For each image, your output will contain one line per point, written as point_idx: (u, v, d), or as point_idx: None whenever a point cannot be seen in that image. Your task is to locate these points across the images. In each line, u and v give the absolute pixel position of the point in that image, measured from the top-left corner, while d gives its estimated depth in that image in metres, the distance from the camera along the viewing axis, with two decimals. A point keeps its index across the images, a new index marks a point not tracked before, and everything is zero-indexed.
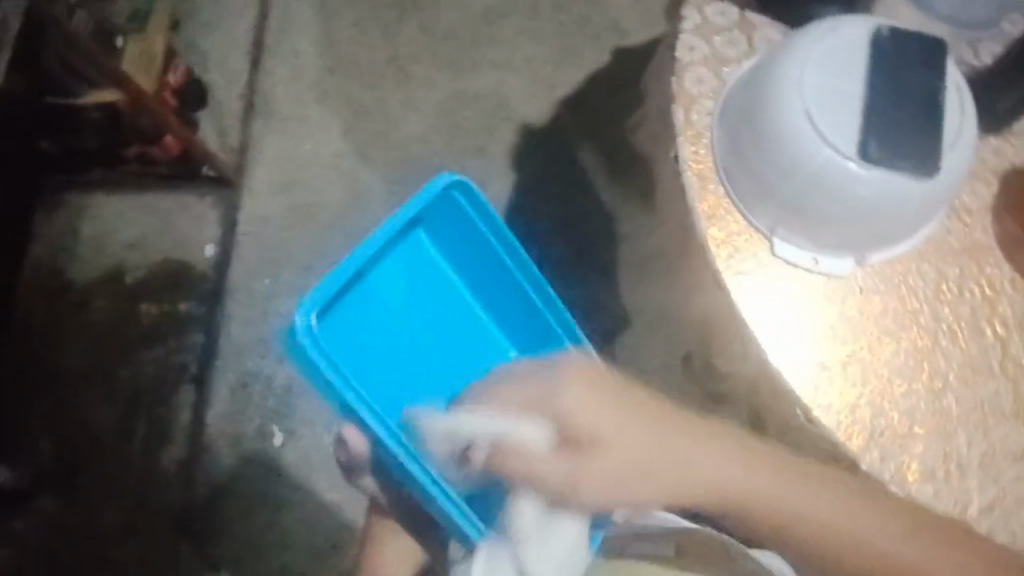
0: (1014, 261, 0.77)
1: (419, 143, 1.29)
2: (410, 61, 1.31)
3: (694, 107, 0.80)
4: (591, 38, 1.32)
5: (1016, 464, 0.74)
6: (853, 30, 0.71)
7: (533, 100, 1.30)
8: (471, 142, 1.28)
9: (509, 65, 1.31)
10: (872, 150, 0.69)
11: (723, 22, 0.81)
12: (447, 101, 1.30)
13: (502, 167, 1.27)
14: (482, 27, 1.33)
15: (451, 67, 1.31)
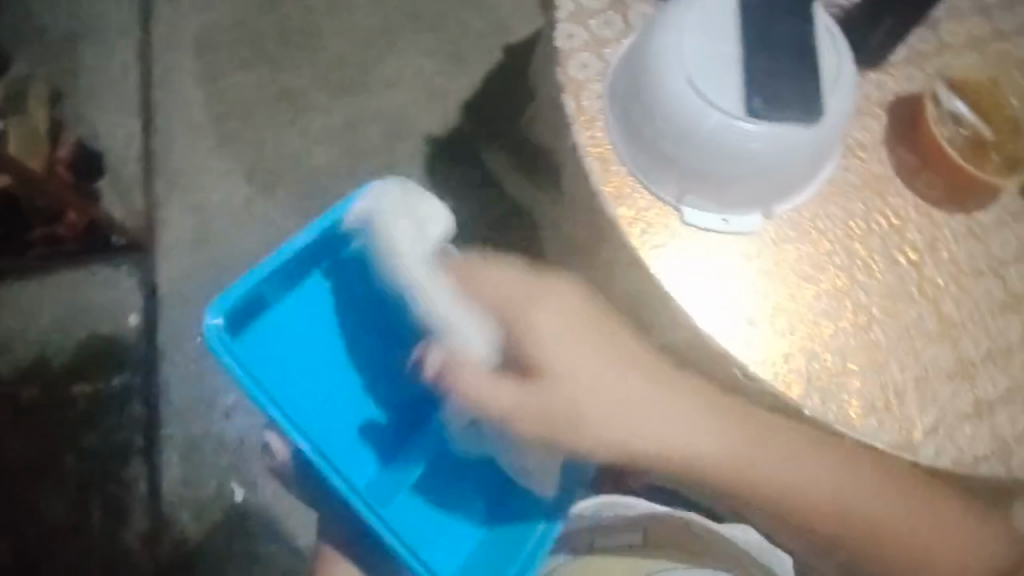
0: (914, 187, 0.79)
1: (328, 173, 1.28)
2: (304, 92, 1.30)
3: (583, 92, 0.80)
4: (480, 39, 1.33)
5: (950, 382, 0.76)
6: None
7: (433, 111, 1.30)
8: (380, 164, 1.28)
9: (403, 80, 1.31)
10: (759, 106, 0.70)
11: (597, 5, 0.81)
12: (348, 127, 1.29)
13: (414, 182, 1.27)
14: (370, 46, 1.32)
15: (346, 91, 1.31)
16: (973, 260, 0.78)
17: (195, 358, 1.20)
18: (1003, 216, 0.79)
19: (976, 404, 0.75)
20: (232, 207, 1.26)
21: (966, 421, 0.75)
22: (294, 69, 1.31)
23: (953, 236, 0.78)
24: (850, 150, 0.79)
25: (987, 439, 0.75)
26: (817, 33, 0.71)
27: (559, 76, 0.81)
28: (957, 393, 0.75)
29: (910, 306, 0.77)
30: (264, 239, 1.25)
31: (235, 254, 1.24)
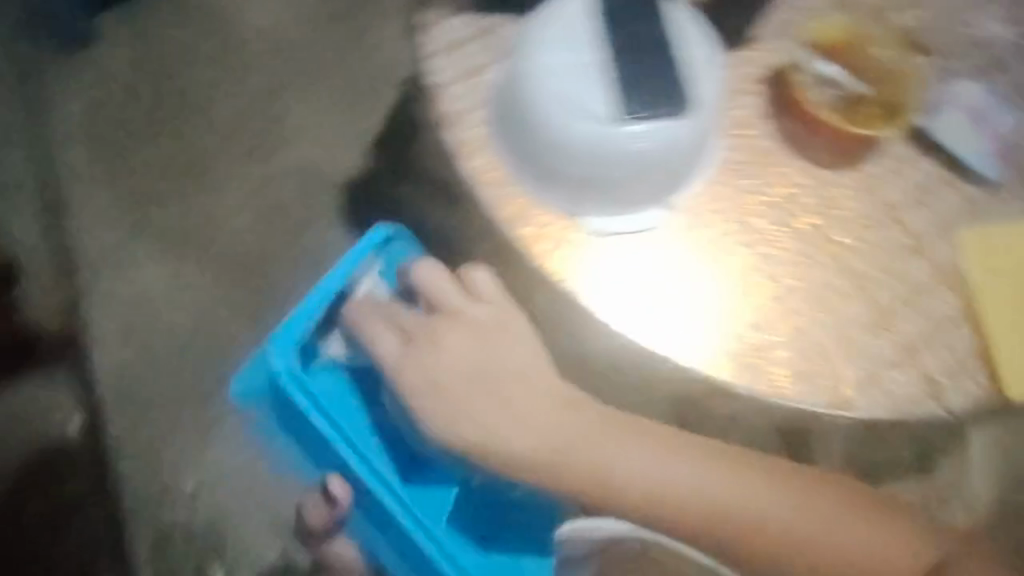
0: (801, 152, 0.80)
1: (247, 240, 1.28)
2: (208, 163, 1.30)
3: (464, 122, 0.79)
4: (374, 79, 1.33)
5: (869, 334, 0.77)
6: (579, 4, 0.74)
7: (339, 158, 1.31)
8: (297, 221, 1.29)
9: (305, 133, 1.31)
10: (635, 106, 0.71)
11: (459, 35, 0.81)
12: (259, 190, 1.30)
13: (334, 233, 1.28)
14: (265, 106, 1.32)
15: (251, 155, 1.31)
16: (869, 212, 0.80)
17: (150, 448, 1.21)
18: (889, 164, 0.81)
19: (899, 349, 0.77)
20: (158, 290, 1.25)
21: (890, 368, 0.77)
22: (195, 142, 1.31)
23: (845, 192, 0.80)
24: (732, 129, 0.80)
25: (914, 381, 0.76)
26: (677, 25, 0.73)
27: (437, 111, 0.80)
28: (878, 343, 0.77)
29: (817, 268, 0.79)
30: (196, 316, 1.25)
31: (171, 336, 1.24)
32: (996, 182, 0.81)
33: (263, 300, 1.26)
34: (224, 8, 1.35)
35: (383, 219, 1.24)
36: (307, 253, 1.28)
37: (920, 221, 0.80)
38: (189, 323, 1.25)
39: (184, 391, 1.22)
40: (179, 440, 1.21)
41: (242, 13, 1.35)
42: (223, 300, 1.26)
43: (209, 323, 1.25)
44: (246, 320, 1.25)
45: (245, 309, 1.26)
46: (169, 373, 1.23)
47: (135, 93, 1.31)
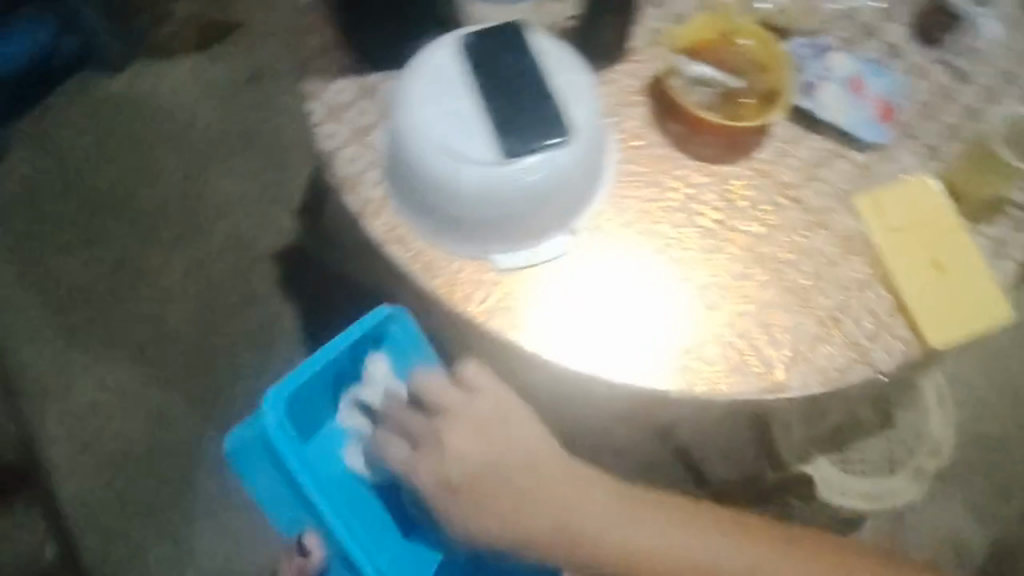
0: (692, 153, 0.82)
1: (187, 333, 1.27)
2: (137, 263, 1.30)
3: (359, 184, 0.81)
4: (286, 151, 1.35)
5: (790, 314, 0.78)
6: (442, 54, 0.75)
7: (266, 235, 1.31)
8: (232, 305, 1.28)
9: (227, 216, 1.32)
10: (513, 146, 0.72)
11: (344, 98, 0.84)
12: (193, 279, 1.29)
13: (272, 310, 1.28)
14: (184, 197, 1.33)
15: (176, 249, 1.30)
16: (769, 195, 0.82)
17: (127, 562, 1.19)
18: (779, 146, 0.83)
19: (823, 321, 0.78)
20: (109, 400, 1.24)
21: (819, 341, 0.78)
22: (120, 245, 1.30)
23: (741, 182, 0.82)
24: (624, 142, 0.82)
25: (842, 350, 0.78)
26: (540, 59, 0.74)
27: (332, 177, 0.82)
28: (802, 321, 0.78)
29: (731, 259, 0.80)
30: (151, 419, 1.24)
31: (129, 444, 1.23)
32: (882, 143, 0.84)
33: (214, 390, 1.25)
34: (126, 108, 1.36)
35: (329, 297, 1.27)
36: (248, 334, 1.27)
37: (817, 195, 0.82)
38: (146, 427, 1.24)
39: (152, 498, 1.21)
40: (155, 547, 1.20)
41: (145, 110, 1.36)
42: (174, 398, 1.25)
43: (163, 424, 1.24)
44: (201, 413, 1.24)
45: (198, 403, 1.24)
46: (134, 482, 1.22)
47: (53, 207, 1.31)
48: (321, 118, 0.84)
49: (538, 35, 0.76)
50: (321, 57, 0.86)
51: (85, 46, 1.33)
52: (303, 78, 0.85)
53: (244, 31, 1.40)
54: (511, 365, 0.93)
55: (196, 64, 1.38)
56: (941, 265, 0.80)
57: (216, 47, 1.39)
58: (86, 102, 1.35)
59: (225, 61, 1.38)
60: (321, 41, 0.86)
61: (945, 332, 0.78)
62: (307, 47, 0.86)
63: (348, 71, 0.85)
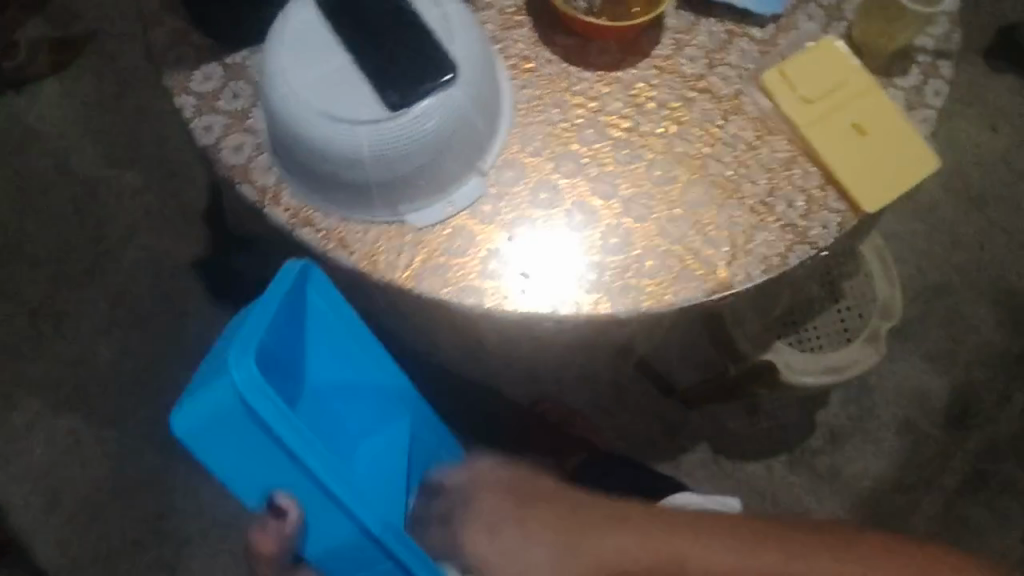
0: (589, 63, 0.79)
1: (122, 359, 1.20)
2: (53, 302, 1.22)
3: (252, 172, 0.76)
4: (180, 152, 1.28)
5: (722, 206, 0.75)
6: (299, 16, 0.68)
7: (178, 244, 1.24)
8: (163, 320, 1.21)
9: (135, 232, 1.24)
10: (398, 99, 0.65)
11: (215, 83, 0.79)
12: (113, 305, 1.22)
13: (204, 314, 1.22)
14: (84, 222, 1.25)
15: (91, 277, 1.23)
16: (677, 92, 0.78)
17: None
18: (676, 38, 0.80)
19: (755, 208, 0.75)
20: (59, 450, 1.17)
21: (756, 230, 0.75)
22: (29, 287, 1.23)
23: (648, 82, 0.79)
24: (516, 68, 0.78)
25: (780, 234, 0.75)
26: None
27: (223, 173, 0.76)
28: (735, 213, 0.75)
29: (649, 165, 0.76)
30: (107, 456, 1.17)
31: (88, 490, 1.16)
32: (780, 13, 0.81)
33: (165, 410, 1.19)
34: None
35: (253, 285, 1.20)
36: (186, 347, 1.21)
37: (725, 80, 0.79)
38: (104, 466, 1.17)
39: (126, 534, 1.15)
40: None
41: (20, 140, 1.27)
42: (125, 429, 1.18)
43: (120, 458, 1.17)
44: (154, 440, 1.18)
45: (152, 428, 1.18)
46: (103, 523, 1.15)
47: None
48: (194, 114, 0.78)
49: None
50: (182, 48, 0.80)
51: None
52: (168, 76, 0.80)
53: (103, 36, 1.31)
54: (462, 321, 0.89)
55: (62, 81, 1.29)
56: (862, 124, 0.76)
57: (78, 58, 1.30)
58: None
59: (92, 72, 1.29)
60: (175, 33, 0.81)
61: (875, 194, 0.75)
62: (164, 42, 0.81)
63: (213, 59, 0.80)
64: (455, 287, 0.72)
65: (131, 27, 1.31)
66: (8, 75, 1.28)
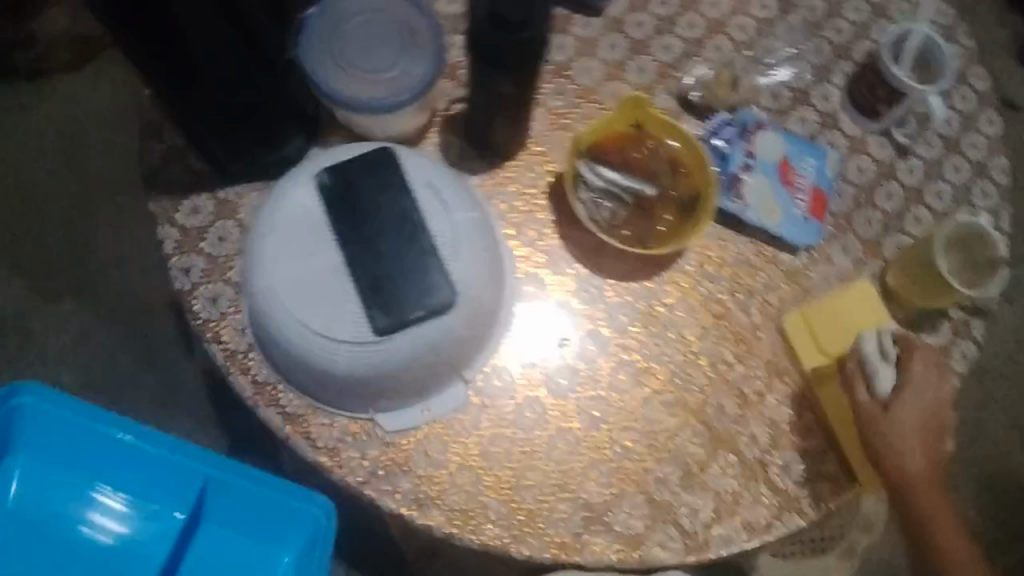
0: (601, 269, 0.73)
1: (85, 392, 1.16)
2: (22, 321, 1.18)
3: (222, 331, 0.71)
4: None
5: (715, 452, 0.70)
6: (294, 199, 0.63)
7: (159, 283, 1.19)
8: (133, 360, 1.17)
9: (120, 265, 1.20)
10: (386, 323, 0.61)
11: (201, 219, 0.74)
12: (82, 333, 1.18)
13: (178, 360, 1.17)
14: (70, 243, 1.20)
15: (65, 298, 1.18)
16: (692, 315, 0.73)
17: None
18: (702, 253, 0.74)
19: (750, 466, 0.70)
20: None
21: (745, 490, 0.70)
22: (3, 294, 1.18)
23: (663, 298, 0.73)
24: (526, 260, 0.73)
25: (771, 499, 0.69)
26: (412, 201, 0.63)
27: (191, 322, 0.72)
28: (729, 468, 0.70)
29: (649, 398, 0.71)
30: None
31: None
32: (816, 244, 0.75)
33: None
34: None
35: None
36: (150, 391, 1.17)
37: (745, 310, 0.73)
38: None
39: None
40: None
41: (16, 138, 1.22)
42: None
43: None
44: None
45: None
46: None
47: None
48: (176, 248, 0.73)
49: (412, 169, 0.64)
50: (173, 168, 0.75)
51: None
52: (152, 199, 0.75)
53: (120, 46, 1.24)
54: None
55: (70, 89, 1.23)
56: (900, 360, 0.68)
57: (90, 65, 1.24)
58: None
59: (103, 84, 1.24)
60: (173, 149, 0.76)
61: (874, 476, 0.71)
62: (161, 157, 0.76)
63: (210, 188, 0.75)
64: (418, 501, 0.68)
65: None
66: (15, 71, 1.22)
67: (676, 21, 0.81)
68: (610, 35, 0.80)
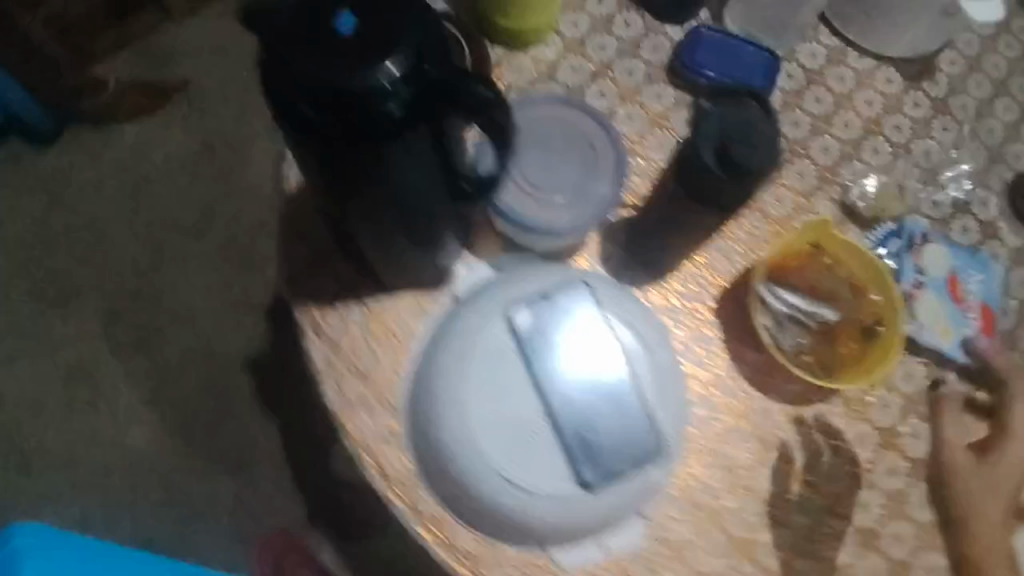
0: (773, 392, 0.71)
1: (157, 452, 1.12)
2: (92, 375, 1.12)
3: (382, 457, 0.67)
4: (255, 238, 1.18)
5: None
6: (491, 340, 0.61)
7: (235, 340, 1.15)
8: (208, 420, 1.13)
9: (193, 319, 1.15)
10: (591, 476, 0.59)
11: (352, 331, 0.70)
12: (155, 390, 1.13)
13: (255, 422, 1.13)
14: (141, 295, 1.15)
15: (136, 354, 1.14)
16: (862, 439, 0.71)
17: None
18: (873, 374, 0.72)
19: None
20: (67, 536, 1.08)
21: None
22: (69, 347, 1.13)
23: (835, 424, 0.71)
24: (696, 379, 0.71)
25: None
26: (612, 345, 0.61)
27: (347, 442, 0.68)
28: None
29: (825, 529, 0.69)
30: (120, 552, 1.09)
31: None
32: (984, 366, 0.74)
33: (192, 516, 1.10)
34: (61, 180, 1.16)
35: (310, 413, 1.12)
36: (225, 454, 1.12)
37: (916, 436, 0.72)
38: None
39: None
40: None
41: (80, 180, 1.16)
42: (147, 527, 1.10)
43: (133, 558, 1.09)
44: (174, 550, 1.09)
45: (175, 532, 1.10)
46: None
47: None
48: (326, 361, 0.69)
49: (607, 304, 0.63)
50: (321, 271, 0.71)
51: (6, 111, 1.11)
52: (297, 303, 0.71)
53: (193, 90, 1.19)
54: None
55: (141, 132, 1.18)
56: None
57: (163, 108, 1.18)
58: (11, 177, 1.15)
59: (177, 130, 1.18)
60: (315, 249, 0.71)
61: None
62: (305, 258, 0.71)
63: (360, 293, 0.70)
64: None
65: (228, 88, 1.20)
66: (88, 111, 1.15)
67: (832, 121, 0.79)
68: None
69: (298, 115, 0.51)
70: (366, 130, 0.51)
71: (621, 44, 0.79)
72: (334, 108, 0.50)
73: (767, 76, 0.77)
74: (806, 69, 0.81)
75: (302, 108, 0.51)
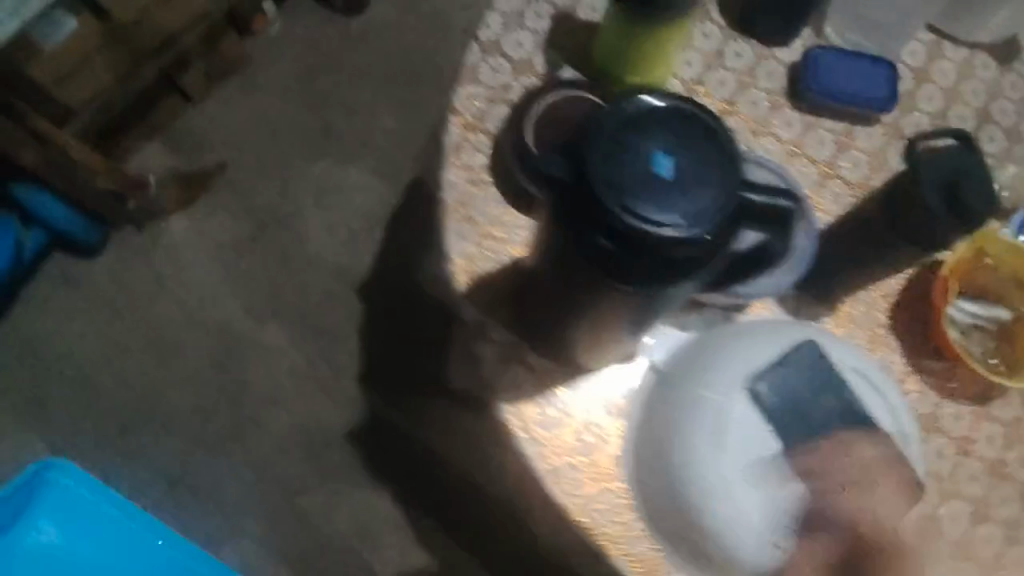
0: (962, 397, 0.74)
1: (272, 543, 1.07)
2: (190, 478, 1.07)
3: (628, 543, 0.68)
4: (326, 305, 1.13)
5: None
6: (737, 412, 0.62)
7: (328, 414, 1.10)
8: (319, 500, 1.08)
9: (281, 401, 1.10)
10: (865, 527, 0.61)
11: (562, 423, 0.70)
12: (257, 481, 1.08)
13: (366, 493, 1.09)
14: (223, 387, 1.10)
15: (230, 448, 1.09)
16: None
17: None
18: None
19: None
20: None
21: None
22: (160, 454, 1.08)
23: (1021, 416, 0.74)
24: None
25: None
26: (853, 396, 0.63)
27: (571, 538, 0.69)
28: None
29: None
30: None
31: None
32: None
33: None
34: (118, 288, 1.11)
35: (424, 472, 1.09)
36: (343, 530, 1.08)
37: None
38: None
39: None
40: None
41: (138, 282, 1.11)
42: None
43: None
44: None
45: None
46: None
47: (60, 431, 1.06)
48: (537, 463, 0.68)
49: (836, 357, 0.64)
50: (514, 366, 0.70)
51: (53, 233, 1.07)
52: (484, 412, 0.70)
53: (230, 171, 1.15)
54: None
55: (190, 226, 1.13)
56: None
57: (202, 196, 1.14)
58: (60, 294, 1.09)
59: (222, 215, 1.14)
60: (507, 346, 0.71)
61: None
62: (494, 357, 0.71)
63: (554, 388, 0.70)
64: None
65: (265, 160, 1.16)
66: (130, 214, 1.10)
67: (947, 116, 0.81)
68: (896, 144, 0.79)
69: (590, 243, 0.48)
70: (656, 266, 0.48)
71: (735, 76, 0.79)
72: (636, 248, 0.48)
73: (891, 88, 0.78)
74: (911, 68, 0.82)
75: (602, 241, 0.48)
